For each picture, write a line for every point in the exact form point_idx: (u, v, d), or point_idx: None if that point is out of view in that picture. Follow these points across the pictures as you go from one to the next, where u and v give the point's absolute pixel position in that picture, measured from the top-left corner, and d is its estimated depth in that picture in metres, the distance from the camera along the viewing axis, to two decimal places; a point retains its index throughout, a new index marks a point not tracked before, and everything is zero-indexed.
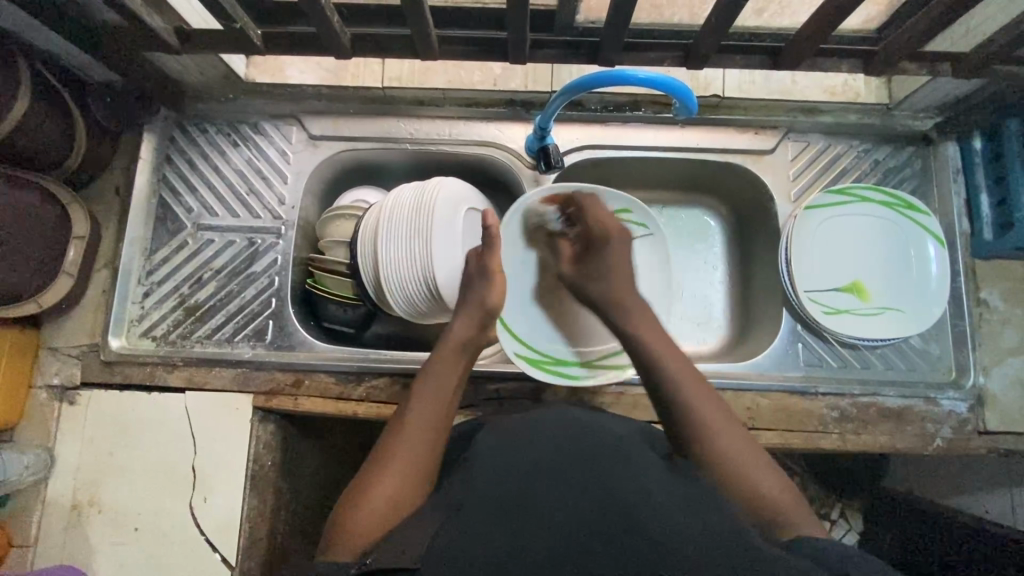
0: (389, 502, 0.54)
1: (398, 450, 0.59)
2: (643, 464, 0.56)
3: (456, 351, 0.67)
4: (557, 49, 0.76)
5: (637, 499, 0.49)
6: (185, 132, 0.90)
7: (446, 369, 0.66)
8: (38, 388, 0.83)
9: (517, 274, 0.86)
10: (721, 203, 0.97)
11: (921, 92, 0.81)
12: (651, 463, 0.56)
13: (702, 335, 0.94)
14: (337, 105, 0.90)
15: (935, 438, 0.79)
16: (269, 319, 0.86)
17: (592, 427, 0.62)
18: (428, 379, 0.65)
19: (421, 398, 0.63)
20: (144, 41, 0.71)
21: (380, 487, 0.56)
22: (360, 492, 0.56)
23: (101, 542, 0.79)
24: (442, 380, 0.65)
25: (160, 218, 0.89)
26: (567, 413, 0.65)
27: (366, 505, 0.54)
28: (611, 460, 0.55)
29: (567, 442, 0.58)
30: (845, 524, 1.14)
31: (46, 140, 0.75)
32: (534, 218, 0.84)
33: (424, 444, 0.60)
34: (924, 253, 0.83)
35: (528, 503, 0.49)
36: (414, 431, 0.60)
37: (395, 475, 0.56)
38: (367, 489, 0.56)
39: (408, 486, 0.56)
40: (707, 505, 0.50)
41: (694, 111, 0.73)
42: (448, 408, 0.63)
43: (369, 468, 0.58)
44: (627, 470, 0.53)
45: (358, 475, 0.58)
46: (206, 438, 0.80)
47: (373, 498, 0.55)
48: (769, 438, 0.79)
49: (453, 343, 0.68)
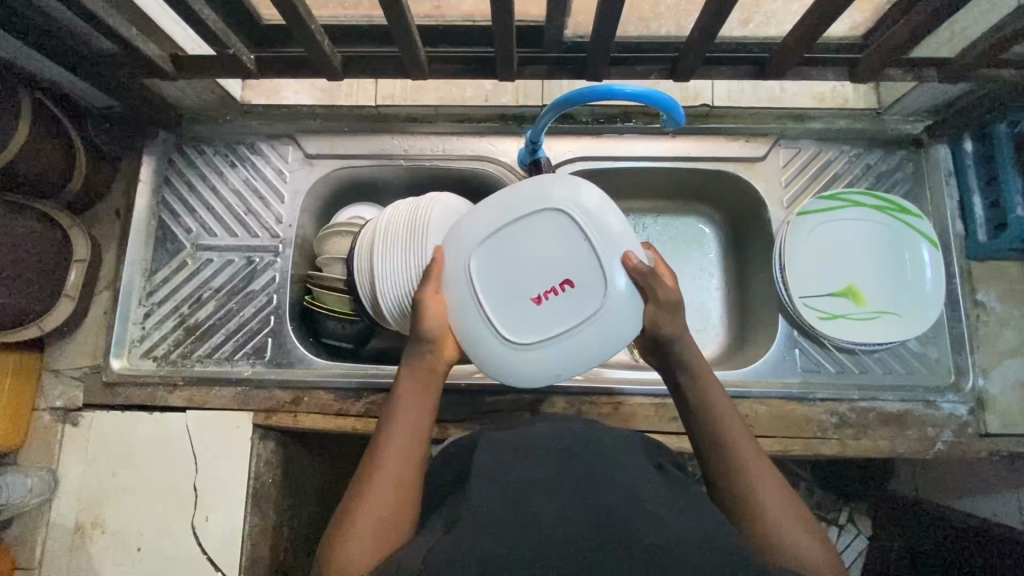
0: (369, 540, 0.55)
1: (373, 484, 0.59)
2: (637, 473, 0.56)
3: (421, 377, 0.67)
4: (545, 65, 0.76)
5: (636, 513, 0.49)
6: (183, 153, 0.92)
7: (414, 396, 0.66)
8: (42, 410, 0.84)
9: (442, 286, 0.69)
10: (715, 211, 0.97)
11: (909, 96, 0.81)
12: (647, 472, 0.56)
13: (700, 342, 0.95)
14: (333, 124, 0.91)
15: (936, 442, 0.79)
16: (268, 337, 0.87)
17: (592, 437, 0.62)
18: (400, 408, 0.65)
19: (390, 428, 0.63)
20: (140, 67, 0.72)
21: (359, 523, 0.56)
22: (340, 534, 0.56)
23: (105, 562, 0.79)
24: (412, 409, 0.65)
25: (160, 238, 0.90)
26: (563, 422, 0.66)
27: (347, 545, 0.55)
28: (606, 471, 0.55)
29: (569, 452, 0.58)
30: (854, 528, 1.15)
31: (46, 165, 0.77)
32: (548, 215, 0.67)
33: (399, 474, 0.60)
34: (918, 256, 0.83)
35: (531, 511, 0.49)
36: (387, 463, 0.60)
37: (371, 511, 0.56)
38: (346, 531, 0.56)
39: (387, 516, 0.57)
40: (705, 519, 0.50)
41: (682, 122, 0.72)
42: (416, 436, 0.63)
43: (348, 504, 0.58)
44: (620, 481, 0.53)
45: (336, 514, 0.58)
46: (207, 457, 0.81)
47: (353, 541, 0.55)
48: (768, 446, 0.79)
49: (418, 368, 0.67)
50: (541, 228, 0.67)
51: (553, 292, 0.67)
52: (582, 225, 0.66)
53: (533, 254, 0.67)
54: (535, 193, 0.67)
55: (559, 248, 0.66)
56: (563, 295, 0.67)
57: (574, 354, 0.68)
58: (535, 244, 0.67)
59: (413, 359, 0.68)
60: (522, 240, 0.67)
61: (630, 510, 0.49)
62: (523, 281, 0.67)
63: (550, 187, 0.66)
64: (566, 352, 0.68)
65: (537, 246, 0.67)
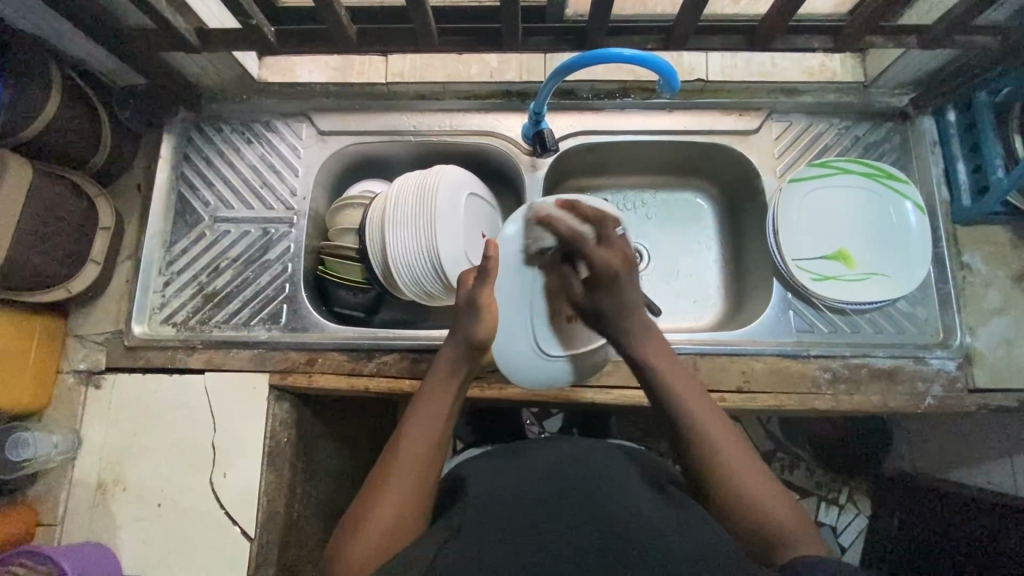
0: (381, 536, 0.57)
1: (392, 479, 0.61)
2: (636, 493, 0.60)
3: (445, 379, 0.70)
4: (547, 37, 0.81)
5: (633, 523, 0.53)
6: (202, 131, 0.96)
7: (437, 398, 0.68)
8: (66, 372, 0.87)
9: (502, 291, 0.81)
10: (711, 185, 1.02)
11: (893, 68, 0.86)
12: (640, 491, 0.61)
13: (698, 311, 0.99)
14: (345, 101, 0.96)
15: (926, 396, 0.82)
16: (283, 303, 0.91)
17: (585, 459, 0.66)
18: (422, 407, 0.68)
19: (414, 425, 0.66)
20: (168, 41, 0.77)
21: (377, 516, 0.59)
22: (354, 525, 0.59)
23: (126, 517, 0.82)
24: (435, 409, 0.67)
25: (180, 212, 0.94)
26: (561, 445, 0.70)
27: (361, 537, 0.57)
28: (602, 486, 0.60)
29: (563, 473, 0.63)
30: (854, 508, 1.19)
31: (75, 136, 0.81)
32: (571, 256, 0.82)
33: (418, 472, 0.62)
34: (906, 220, 0.87)
35: (526, 525, 0.54)
36: (407, 462, 0.63)
37: (386, 508, 0.59)
38: (361, 525, 0.58)
39: (404, 512, 0.60)
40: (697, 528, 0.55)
41: (678, 89, 0.76)
42: (438, 439, 0.65)
43: (366, 496, 0.61)
44: (620, 504, 0.57)
45: (353, 504, 0.61)
46: (225, 417, 0.84)
47: (367, 532, 0.58)
48: (765, 400, 0.82)
49: (441, 372, 0.70)
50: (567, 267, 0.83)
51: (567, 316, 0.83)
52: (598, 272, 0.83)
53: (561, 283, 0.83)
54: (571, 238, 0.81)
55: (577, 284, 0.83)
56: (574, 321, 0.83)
57: (565, 378, 0.84)
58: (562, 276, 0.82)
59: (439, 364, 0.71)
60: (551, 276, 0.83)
61: (628, 524, 0.53)
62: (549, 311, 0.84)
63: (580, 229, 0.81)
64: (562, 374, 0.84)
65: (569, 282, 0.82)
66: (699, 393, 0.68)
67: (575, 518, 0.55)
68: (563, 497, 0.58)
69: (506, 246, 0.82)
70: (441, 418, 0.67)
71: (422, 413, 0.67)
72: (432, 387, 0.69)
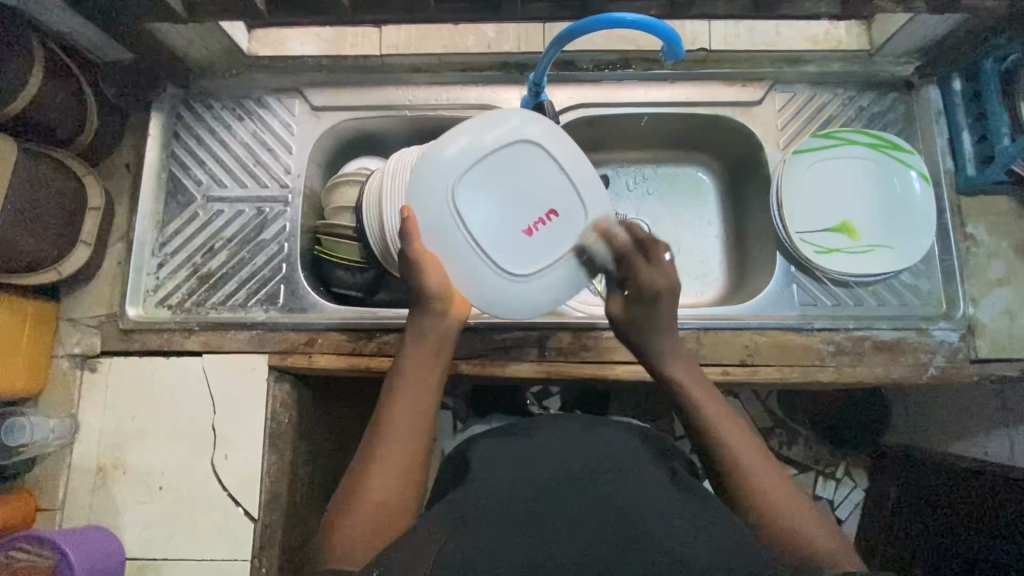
0: (377, 507, 0.57)
1: (384, 448, 0.61)
2: (648, 481, 0.59)
3: (428, 347, 0.70)
4: (547, 3, 0.78)
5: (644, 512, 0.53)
6: (191, 108, 0.93)
7: (423, 366, 0.68)
8: (60, 357, 0.85)
9: (434, 230, 0.73)
10: (714, 159, 1.01)
11: (899, 34, 0.84)
12: (651, 479, 0.60)
13: (700, 287, 0.99)
14: (338, 76, 0.93)
15: (929, 367, 0.82)
16: (280, 284, 0.89)
17: (588, 444, 0.66)
18: (405, 374, 0.68)
19: (400, 395, 0.66)
20: (150, 10, 0.73)
21: (374, 484, 0.59)
22: (351, 496, 0.59)
23: (127, 501, 0.81)
24: (421, 376, 0.68)
25: (171, 191, 0.92)
26: (567, 432, 0.69)
27: (359, 507, 0.57)
28: (612, 473, 0.60)
29: (569, 460, 0.62)
30: (851, 481, 1.21)
31: (60, 112, 0.78)
32: (515, 136, 0.75)
33: (412, 440, 0.63)
34: (910, 191, 0.86)
35: (537, 516, 0.53)
36: (397, 430, 0.63)
37: (378, 484, 0.59)
38: (358, 496, 0.58)
39: (400, 478, 0.60)
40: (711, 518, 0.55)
41: (682, 55, 0.74)
42: (428, 407, 0.66)
43: (359, 467, 0.61)
44: (632, 494, 0.56)
45: (348, 476, 0.61)
46: (223, 398, 0.83)
47: (363, 505, 0.57)
48: (768, 373, 0.81)
49: (425, 337, 0.70)
50: (525, 168, 0.75)
51: (542, 223, 0.76)
52: (552, 156, 0.75)
53: (522, 188, 0.75)
54: (505, 129, 0.74)
55: (538, 173, 0.76)
56: (550, 224, 0.76)
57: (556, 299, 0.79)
58: (518, 171, 0.75)
59: (420, 329, 0.71)
60: (509, 170, 0.75)
61: (640, 512, 0.53)
62: (512, 216, 0.75)
63: (514, 124, 0.74)
64: (553, 297, 0.79)
65: (532, 177, 0.75)
66: (735, 416, 0.67)
67: (585, 505, 0.54)
68: (573, 486, 0.57)
69: (424, 198, 0.73)
70: (428, 386, 0.67)
71: (405, 381, 0.67)
72: (417, 354, 0.69)
